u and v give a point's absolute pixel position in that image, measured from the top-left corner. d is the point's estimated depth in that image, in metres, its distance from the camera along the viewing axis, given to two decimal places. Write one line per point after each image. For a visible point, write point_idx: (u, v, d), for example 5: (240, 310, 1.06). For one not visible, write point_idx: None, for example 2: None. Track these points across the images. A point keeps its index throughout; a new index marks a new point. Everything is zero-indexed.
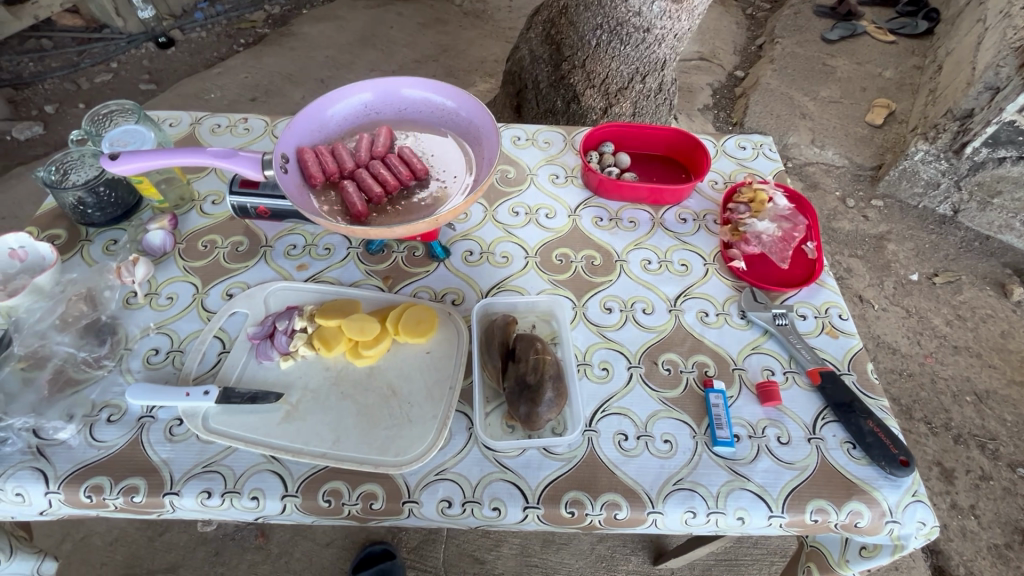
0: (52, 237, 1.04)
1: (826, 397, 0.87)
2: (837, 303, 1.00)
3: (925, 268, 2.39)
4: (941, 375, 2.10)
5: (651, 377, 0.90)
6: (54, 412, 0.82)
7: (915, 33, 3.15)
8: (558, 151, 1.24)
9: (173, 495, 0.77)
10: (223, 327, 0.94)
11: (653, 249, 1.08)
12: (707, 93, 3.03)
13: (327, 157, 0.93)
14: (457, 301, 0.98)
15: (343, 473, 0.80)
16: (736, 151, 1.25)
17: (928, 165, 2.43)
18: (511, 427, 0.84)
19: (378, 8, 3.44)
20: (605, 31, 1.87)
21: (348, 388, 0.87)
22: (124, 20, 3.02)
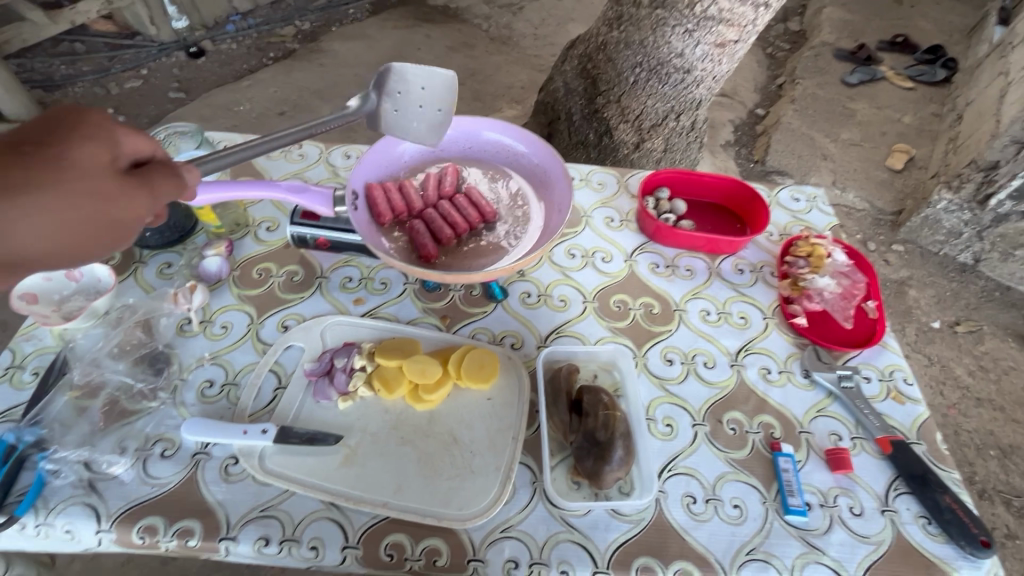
0: (105, 257, 1.02)
1: (898, 468, 0.85)
2: (900, 366, 0.98)
3: (947, 316, 2.37)
4: (965, 427, 2.07)
5: (716, 436, 0.88)
6: (107, 445, 0.79)
7: (933, 81, 3.15)
8: (612, 194, 1.23)
9: (229, 540, 0.74)
10: (278, 361, 0.92)
11: (711, 299, 1.07)
12: (728, 129, 3.05)
13: (397, 195, 0.93)
14: (516, 344, 0.97)
15: (405, 524, 0.77)
16: (790, 203, 1.25)
17: (951, 215, 2.41)
18: (577, 484, 0.81)
19: (407, 29, 3.47)
20: (645, 69, 1.84)
21: (408, 433, 0.84)
22: (158, 29, 3.04)
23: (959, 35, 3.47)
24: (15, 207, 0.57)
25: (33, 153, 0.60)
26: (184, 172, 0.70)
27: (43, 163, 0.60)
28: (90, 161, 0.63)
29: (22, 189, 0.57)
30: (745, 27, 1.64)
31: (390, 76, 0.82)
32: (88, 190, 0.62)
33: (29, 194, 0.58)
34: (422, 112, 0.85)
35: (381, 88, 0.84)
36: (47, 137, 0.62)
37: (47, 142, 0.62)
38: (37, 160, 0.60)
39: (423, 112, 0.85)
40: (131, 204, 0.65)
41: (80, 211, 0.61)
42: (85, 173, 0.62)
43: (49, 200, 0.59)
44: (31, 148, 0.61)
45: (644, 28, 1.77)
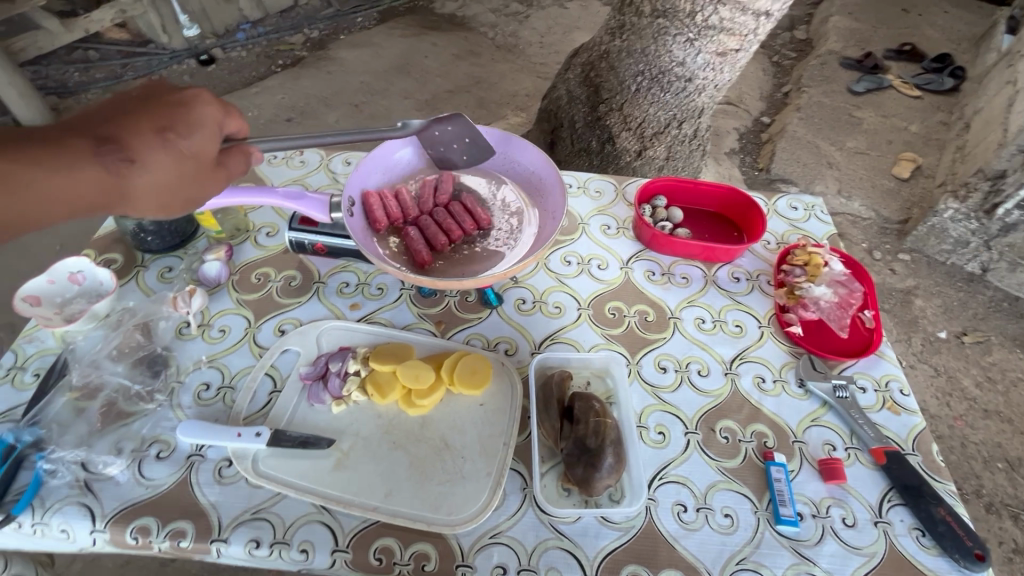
0: (108, 261, 1.04)
1: (891, 479, 0.84)
2: (897, 377, 0.98)
3: (953, 326, 2.34)
4: (972, 439, 2.04)
5: (709, 445, 0.88)
6: (104, 446, 0.81)
7: (941, 90, 3.12)
8: (610, 201, 1.24)
9: (221, 542, 0.75)
10: (274, 364, 0.93)
11: (706, 307, 1.07)
12: (733, 137, 3.05)
13: (393, 202, 0.95)
14: (509, 350, 0.97)
15: (395, 529, 0.78)
16: (788, 211, 1.25)
17: (958, 224, 2.39)
18: (566, 491, 0.81)
19: (414, 37, 3.51)
20: (646, 78, 1.85)
21: (400, 438, 0.84)
22: (169, 37, 3.10)
23: (968, 44, 3.45)
24: (148, 184, 0.69)
25: (170, 137, 0.70)
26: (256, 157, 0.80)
27: (174, 147, 0.70)
28: (211, 152, 0.74)
29: (156, 174, 0.69)
30: (746, 36, 1.64)
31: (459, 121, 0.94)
32: (200, 179, 0.74)
33: (159, 176, 0.70)
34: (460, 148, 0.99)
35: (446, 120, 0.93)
36: (179, 117, 0.71)
37: (180, 126, 0.71)
38: (172, 146, 0.70)
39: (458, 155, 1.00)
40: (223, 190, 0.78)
41: (189, 192, 0.74)
42: (205, 162, 0.73)
43: (172, 182, 0.71)
44: (166, 129, 0.70)
45: (646, 37, 1.77)
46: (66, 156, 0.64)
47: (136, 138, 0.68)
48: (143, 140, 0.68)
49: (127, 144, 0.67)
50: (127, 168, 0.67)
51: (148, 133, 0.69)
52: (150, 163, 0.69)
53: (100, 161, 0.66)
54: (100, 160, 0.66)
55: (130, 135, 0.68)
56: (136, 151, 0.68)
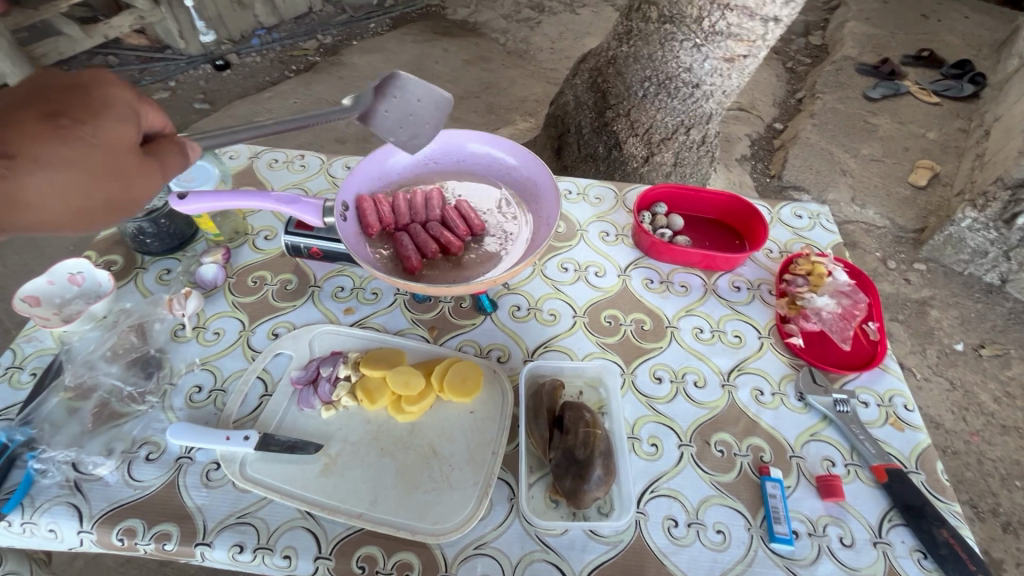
0: (109, 262, 1.06)
1: (892, 497, 0.82)
2: (901, 391, 0.95)
3: (971, 338, 2.28)
4: (989, 455, 1.97)
5: (703, 458, 0.86)
6: (94, 446, 0.81)
7: (961, 96, 3.05)
8: (609, 208, 1.23)
9: (205, 546, 0.75)
10: (266, 368, 0.93)
11: (705, 317, 1.05)
12: (745, 143, 3.00)
13: (386, 208, 0.96)
14: (502, 357, 0.96)
15: (379, 537, 0.77)
16: (792, 220, 1.23)
17: (976, 233, 2.32)
18: (555, 502, 0.80)
19: (425, 43, 3.53)
20: (654, 83, 1.82)
21: (388, 444, 0.84)
22: (186, 43, 3.16)
23: (989, 50, 3.37)
24: (46, 180, 0.61)
25: (63, 124, 0.62)
26: (193, 148, 0.73)
27: (72, 135, 0.62)
28: (121, 139, 0.66)
29: (51, 166, 0.61)
30: (754, 42, 1.61)
31: (399, 85, 0.83)
32: (112, 169, 0.65)
33: (57, 168, 0.61)
34: (422, 121, 0.87)
35: (386, 91, 0.84)
36: (77, 104, 0.64)
37: (79, 113, 0.63)
38: (67, 133, 0.62)
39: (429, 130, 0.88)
40: (147, 186, 0.69)
41: (107, 188, 0.65)
42: (117, 149, 0.65)
43: (79, 176, 0.63)
44: (60, 116, 0.62)
45: (653, 42, 1.76)
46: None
47: (24, 130, 0.60)
48: (33, 130, 0.60)
49: (12, 138, 0.59)
50: (13, 164, 0.58)
51: (39, 123, 0.61)
52: (44, 154, 0.60)
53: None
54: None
55: (17, 129, 0.60)
56: (22, 144, 0.59)
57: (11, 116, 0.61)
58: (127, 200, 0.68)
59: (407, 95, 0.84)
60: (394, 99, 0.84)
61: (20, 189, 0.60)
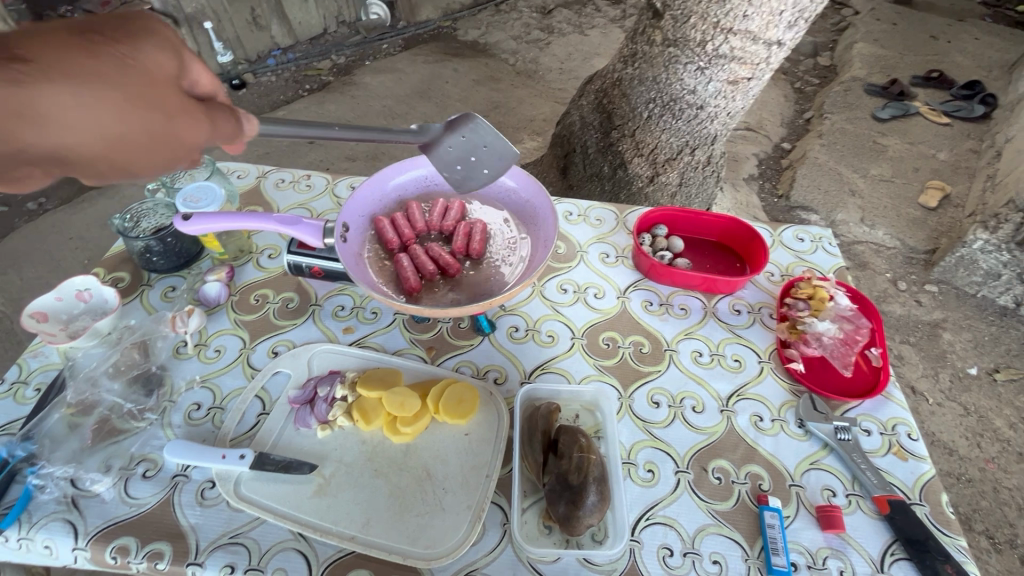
0: (116, 279, 1.08)
1: (896, 531, 0.80)
2: (905, 420, 0.93)
3: (985, 362, 2.22)
4: (1005, 484, 1.91)
5: (700, 486, 0.85)
6: (93, 463, 0.82)
7: (971, 117, 3.02)
8: (610, 229, 1.23)
9: (196, 566, 0.75)
10: (265, 387, 0.94)
11: (704, 340, 1.04)
12: (752, 163, 3.00)
13: (402, 220, 1.02)
14: (499, 379, 0.96)
15: (370, 561, 0.76)
16: (794, 243, 1.22)
17: (988, 255, 2.26)
18: (548, 528, 0.79)
19: (436, 64, 3.60)
20: (658, 105, 1.80)
21: (382, 466, 0.84)
22: (205, 63, 3.23)
23: (999, 71, 3.36)
24: (71, 96, 0.53)
25: (99, 40, 0.57)
26: (249, 121, 0.69)
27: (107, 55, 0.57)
28: (164, 70, 0.60)
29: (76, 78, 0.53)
30: (758, 65, 1.60)
31: (473, 124, 0.84)
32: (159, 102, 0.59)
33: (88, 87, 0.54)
34: (486, 159, 0.85)
35: (457, 126, 0.84)
36: (116, 27, 0.59)
37: (113, 36, 0.58)
38: (102, 51, 0.56)
39: (485, 176, 0.86)
40: (194, 130, 0.63)
41: (149, 119, 0.58)
42: (159, 79, 0.59)
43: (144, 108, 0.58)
44: (94, 34, 0.57)
45: (657, 65, 1.74)
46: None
47: (50, 41, 0.53)
48: (56, 39, 0.54)
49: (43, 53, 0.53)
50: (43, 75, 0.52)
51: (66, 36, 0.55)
52: (90, 72, 0.54)
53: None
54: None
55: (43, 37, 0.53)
56: (44, 54, 0.52)
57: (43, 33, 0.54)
58: (176, 143, 0.61)
59: (475, 132, 0.84)
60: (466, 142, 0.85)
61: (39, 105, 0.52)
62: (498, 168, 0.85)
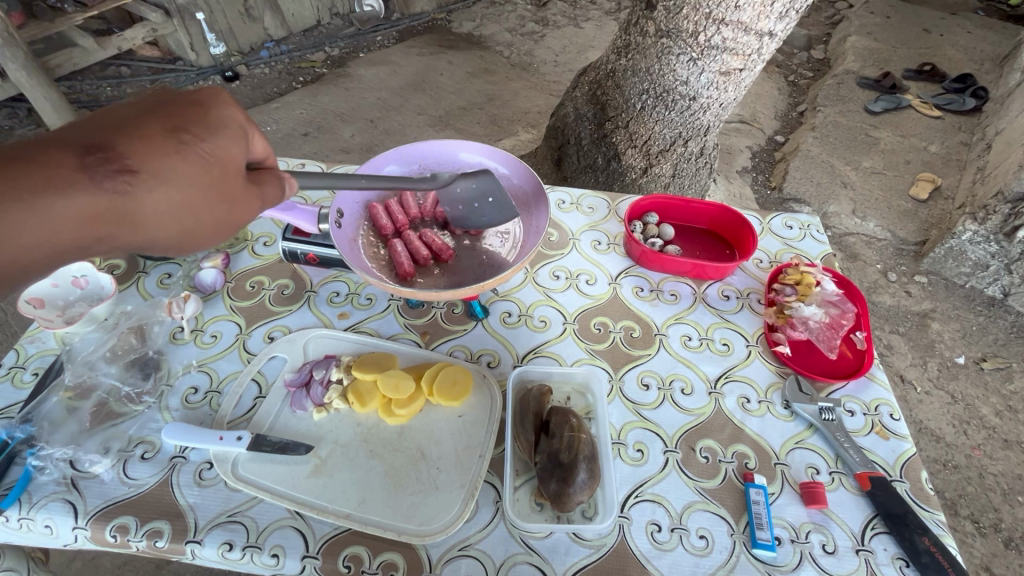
0: (112, 267, 1.09)
1: (876, 506, 0.82)
2: (887, 401, 0.95)
3: (973, 351, 2.26)
4: (990, 470, 1.94)
5: (688, 464, 0.87)
6: (92, 445, 0.83)
7: (963, 110, 3.05)
8: (602, 217, 1.25)
9: (195, 543, 0.77)
10: (261, 371, 0.95)
11: (693, 325, 1.06)
12: (745, 155, 3.02)
13: (397, 207, 1.04)
14: (492, 363, 0.98)
15: (366, 538, 0.78)
16: (782, 230, 1.25)
17: (977, 246, 2.30)
18: (539, 505, 0.81)
19: (430, 56, 3.59)
20: (651, 96, 1.81)
21: (377, 446, 0.85)
22: (197, 54, 3.21)
23: (991, 64, 3.38)
24: (161, 198, 0.59)
25: (186, 139, 0.62)
26: (290, 182, 0.73)
27: (190, 150, 0.61)
28: (233, 160, 0.65)
29: (167, 184, 0.59)
30: (750, 56, 1.62)
31: (485, 176, 0.95)
32: (226, 191, 0.64)
33: (176, 189, 0.60)
34: (487, 207, 0.99)
35: (471, 174, 0.94)
36: (197, 119, 0.64)
37: (193, 128, 0.63)
38: (188, 150, 0.61)
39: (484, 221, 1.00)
40: (250, 213, 0.68)
41: (216, 208, 0.64)
42: (229, 169, 0.64)
43: (200, 195, 0.62)
44: (181, 132, 0.62)
45: (650, 56, 1.75)
46: (63, 169, 0.55)
47: (145, 145, 0.59)
48: (154, 141, 0.60)
49: (132, 151, 0.59)
50: (133, 179, 0.58)
51: (160, 135, 0.61)
52: (164, 172, 0.59)
53: (105, 175, 0.56)
54: (100, 173, 0.56)
55: (141, 141, 0.59)
56: (144, 159, 0.59)
57: (136, 129, 0.60)
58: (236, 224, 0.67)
59: (486, 183, 0.95)
60: (472, 189, 0.96)
61: (134, 209, 0.58)
62: (495, 216, 1.00)
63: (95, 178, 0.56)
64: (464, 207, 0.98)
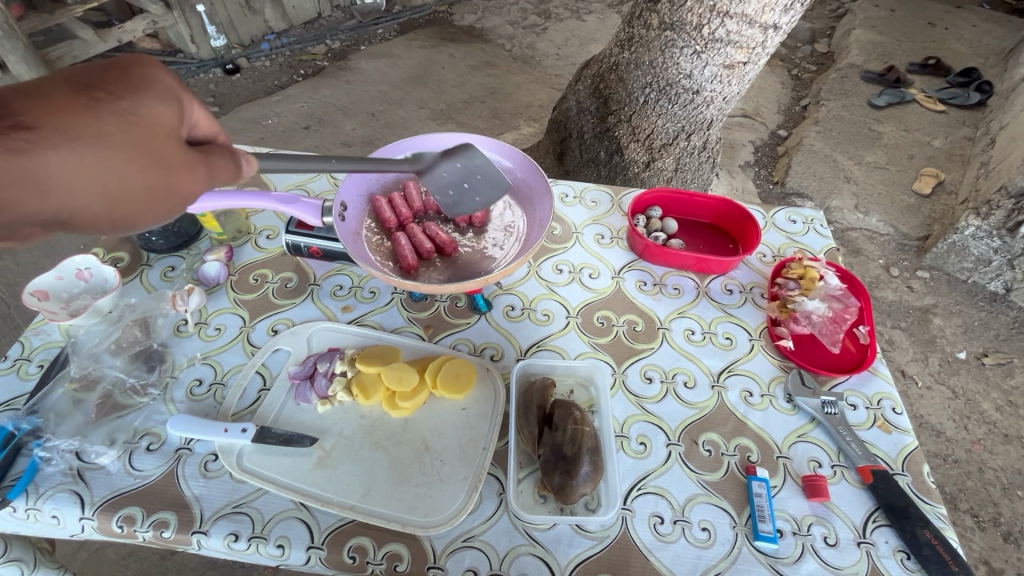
0: (115, 259, 1.09)
1: (878, 499, 0.83)
2: (890, 395, 0.96)
3: (974, 346, 2.26)
4: (990, 465, 1.95)
5: (691, 457, 0.87)
6: (98, 436, 0.84)
7: (967, 105, 3.03)
8: (605, 211, 1.25)
9: (201, 534, 0.77)
10: (265, 363, 0.95)
11: (697, 319, 1.06)
12: (748, 150, 3.00)
13: (401, 200, 1.04)
14: (495, 356, 0.98)
15: (370, 529, 0.79)
16: (786, 224, 1.24)
17: (979, 242, 2.29)
18: (543, 497, 0.82)
19: (432, 49, 3.57)
20: (654, 89, 1.80)
21: (381, 438, 0.86)
22: (197, 47, 3.19)
23: (996, 58, 3.36)
24: (73, 156, 0.51)
25: (99, 97, 0.55)
26: (248, 159, 0.66)
27: (107, 108, 0.55)
28: (163, 121, 0.58)
29: (81, 142, 0.52)
30: (754, 49, 1.60)
31: (469, 153, 0.90)
32: (156, 153, 0.57)
33: (88, 146, 0.52)
34: (478, 186, 0.92)
35: (454, 153, 0.90)
36: (114, 80, 0.57)
37: (112, 88, 0.56)
38: (103, 107, 0.55)
39: (477, 202, 0.91)
40: (193, 180, 0.60)
41: (145, 171, 0.56)
42: (158, 130, 0.57)
43: (124, 157, 0.55)
44: (94, 91, 0.56)
45: (654, 49, 1.74)
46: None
47: (54, 102, 0.53)
48: (62, 100, 0.53)
49: (37, 110, 0.51)
50: (34, 136, 0.50)
51: (68, 94, 0.54)
52: (79, 129, 0.52)
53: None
54: None
55: (43, 101, 0.52)
56: (49, 115, 0.51)
57: (41, 89, 0.53)
58: (177, 194, 0.59)
59: (473, 159, 0.91)
60: (460, 168, 0.90)
61: (38, 169, 0.50)
62: (489, 194, 0.92)
63: None
64: (453, 190, 0.91)
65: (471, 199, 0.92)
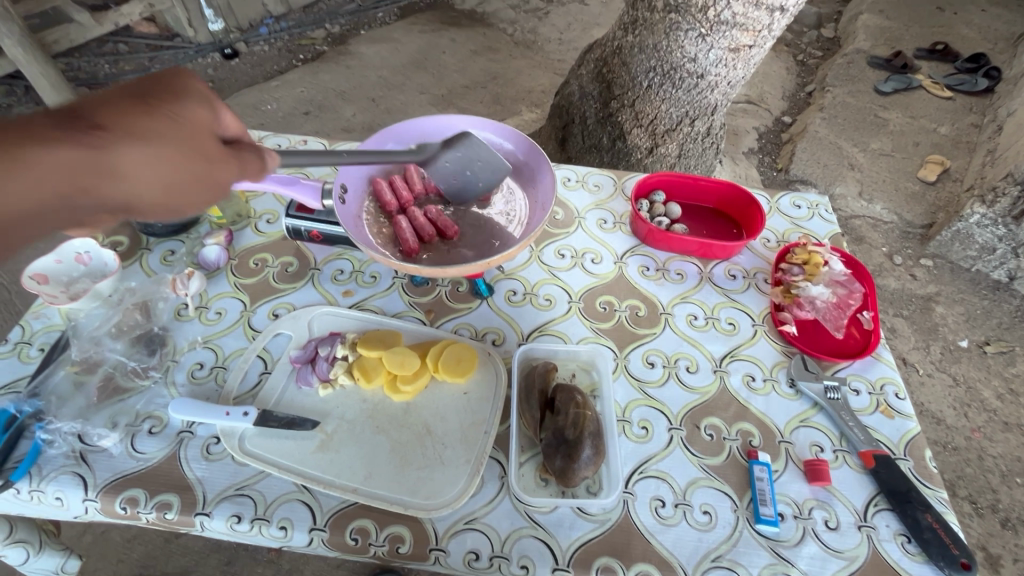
0: (114, 243, 1.08)
1: (879, 483, 0.83)
2: (893, 380, 0.95)
3: (976, 335, 2.25)
4: (989, 452, 1.95)
5: (693, 442, 0.87)
6: (100, 419, 0.84)
7: (974, 91, 2.99)
8: (608, 196, 1.23)
9: (204, 516, 0.78)
10: (266, 347, 0.95)
11: (700, 304, 1.05)
12: (752, 137, 2.97)
13: (401, 182, 1.03)
14: (497, 340, 0.98)
15: (372, 512, 0.79)
16: (791, 209, 1.23)
17: (984, 229, 2.28)
18: (544, 481, 0.82)
19: (432, 33, 3.53)
20: (658, 74, 1.78)
21: (383, 422, 0.85)
22: (195, 31, 3.15)
23: (1005, 44, 3.31)
24: (136, 153, 0.61)
25: (152, 102, 0.64)
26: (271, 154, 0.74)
27: (159, 111, 0.64)
28: (203, 122, 0.67)
29: (140, 141, 0.62)
30: (760, 32, 1.58)
31: (468, 140, 0.96)
32: (198, 150, 0.66)
33: (146, 145, 0.62)
34: (478, 172, 0.99)
35: (455, 143, 0.96)
36: (161, 88, 0.66)
37: (160, 95, 0.66)
38: (157, 111, 0.64)
39: (479, 186, 1.01)
40: (229, 172, 0.70)
41: (193, 166, 0.66)
42: (200, 131, 0.66)
43: (173, 153, 0.64)
44: (149, 98, 0.65)
45: (658, 32, 1.70)
46: (36, 129, 0.57)
47: (117, 108, 0.62)
48: (122, 106, 0.63)
49: (103, 114, 0.61)
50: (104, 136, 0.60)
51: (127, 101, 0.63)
52: (138, 131, 0.62)
53: (76, 132, 0.59)
54: (75, 129, 0.59)
55: (108, 106, 0.62)
56: (114, 119, 0.61)
57: (106, 98, 0.63)
58: (217, 184, 0.69)
59: (471, 148, 0.96)
60: (463, 156, 0.97)
61: (110, 162, 0.60)
62: (489, 177, 1.00)
63: (72, 135, 0.58)
64: (456, 176, 0.99)
65: (474, 184, 1.01)
